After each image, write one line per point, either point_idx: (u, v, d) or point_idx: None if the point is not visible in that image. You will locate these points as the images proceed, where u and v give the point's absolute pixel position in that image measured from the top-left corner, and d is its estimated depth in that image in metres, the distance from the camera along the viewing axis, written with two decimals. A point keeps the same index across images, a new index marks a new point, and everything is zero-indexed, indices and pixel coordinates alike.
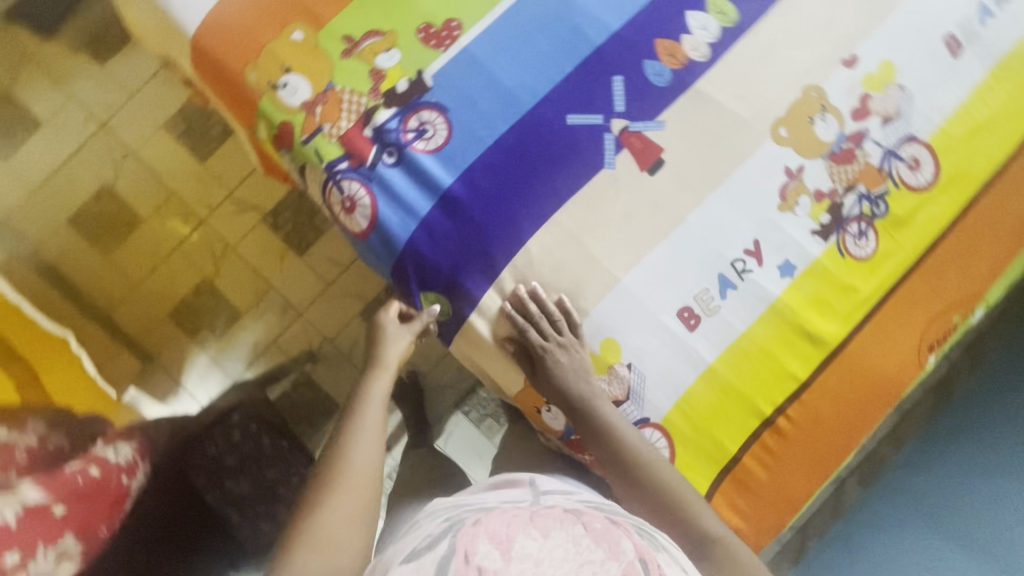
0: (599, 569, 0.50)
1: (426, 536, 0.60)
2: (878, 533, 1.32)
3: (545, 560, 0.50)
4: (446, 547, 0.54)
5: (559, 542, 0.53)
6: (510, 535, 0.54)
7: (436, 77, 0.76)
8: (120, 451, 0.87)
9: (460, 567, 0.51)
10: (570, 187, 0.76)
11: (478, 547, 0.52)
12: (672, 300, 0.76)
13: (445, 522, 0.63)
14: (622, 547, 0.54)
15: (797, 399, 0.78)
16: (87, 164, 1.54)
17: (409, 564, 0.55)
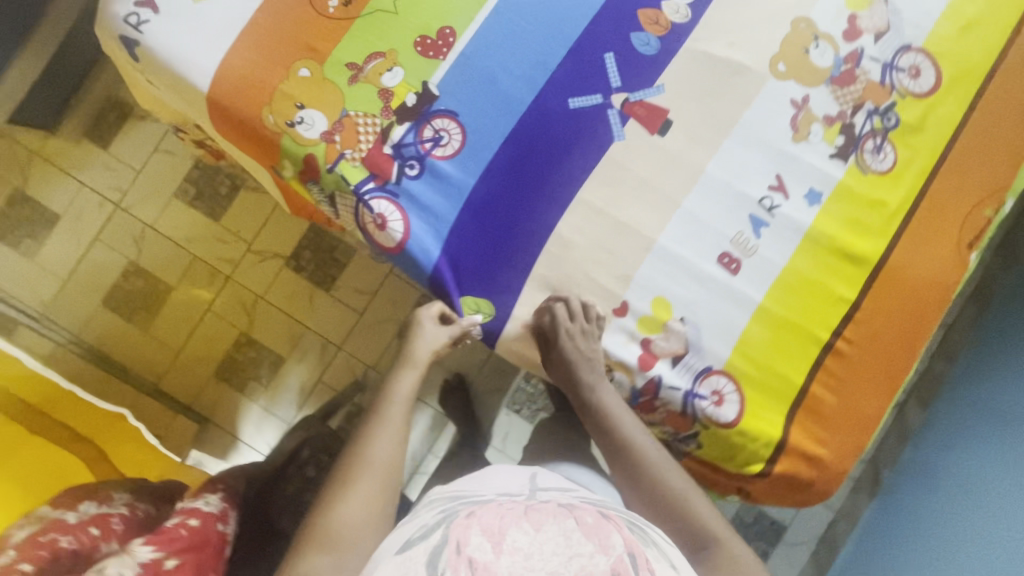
0: (588, 563, 0.50)
1: (421, 526, 0.61)
2: (947, 447, 1.40)
3: (535, 555, 0.51)
4: (439, 539, 0.55)
5: (551, 535, 0.53)
6: (502, 529, 0.53)
7: (441, 85, 0.78)
8: (210, 501, 0.94)
9: (452, 559, 0.51)
10: (584, 168, 0.78)
11: (470, 539, 0.53)
12: (710, 249, 0.78)
13: (440, 513, 0.63)
14: (612, 541, 0.54)
15: (852, 319, 0.79)
16: (110, 245, 1.60)
17: (400, 556, 0.56)
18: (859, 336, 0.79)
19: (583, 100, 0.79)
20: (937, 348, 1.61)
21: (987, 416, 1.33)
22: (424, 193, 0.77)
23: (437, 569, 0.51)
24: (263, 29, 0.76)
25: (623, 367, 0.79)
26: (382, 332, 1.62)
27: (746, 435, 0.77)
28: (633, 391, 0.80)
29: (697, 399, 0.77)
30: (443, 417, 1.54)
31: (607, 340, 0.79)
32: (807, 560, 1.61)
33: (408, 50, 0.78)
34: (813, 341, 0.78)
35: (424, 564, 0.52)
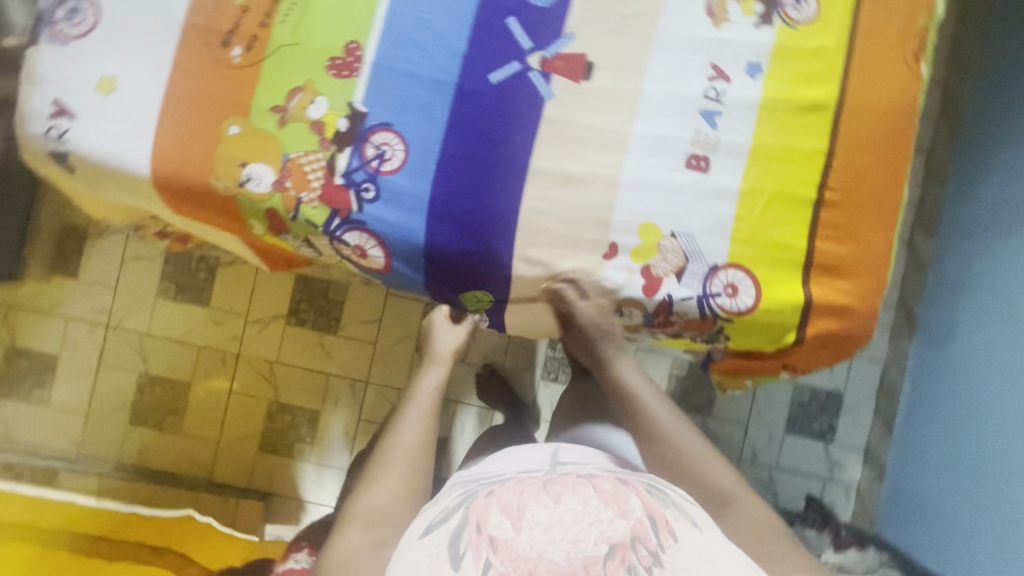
0: (609, 529, 0.61)
1: (443, 509, 0.71)
2: (970, 262, 1.43)
3: (555, 526, 0.61)
4: (461, 519, 0.66)
5: (570, 506, 0.63)
6: (521, 505, 0.64)
7: (366, 100, 0.76)
8: (300, 558, 1.02)
9: (474, 538, 0.63)
10: (529, 138, 0.77)
11: (489, 518, 0.64)
12: (676, 156, 0.78)
13: (461, 495, 0.74)
14: (630, 505, 0.63)
15: (833, 170, 0.80)
16: (116, 366, 1.61)
17: (426, 538, 0.68)
18: (844, 183, 0.80)
19: (502, 72, 0.77)
20: (925, 177, 1.64)
21: (992, 227, 1.37)
22: (387, 214, 0.75)
23: (460, 551, 0.62)
24: (176, 102, 0.75)
25: (633, 301, 0.80)
26: (401, 353, 1.63)
27: (771, 311, 0.79)
28: (646, 316, 0.81)
29: (712, 298, 0.78)
30: (487, 410, 1.59)
31: (609, 280, 0.79)
32: (872, 416, 1.65)
33: (323, 76, 0.76)
34: (803, 202, 0.79)
35: (447, 545, 0.64)
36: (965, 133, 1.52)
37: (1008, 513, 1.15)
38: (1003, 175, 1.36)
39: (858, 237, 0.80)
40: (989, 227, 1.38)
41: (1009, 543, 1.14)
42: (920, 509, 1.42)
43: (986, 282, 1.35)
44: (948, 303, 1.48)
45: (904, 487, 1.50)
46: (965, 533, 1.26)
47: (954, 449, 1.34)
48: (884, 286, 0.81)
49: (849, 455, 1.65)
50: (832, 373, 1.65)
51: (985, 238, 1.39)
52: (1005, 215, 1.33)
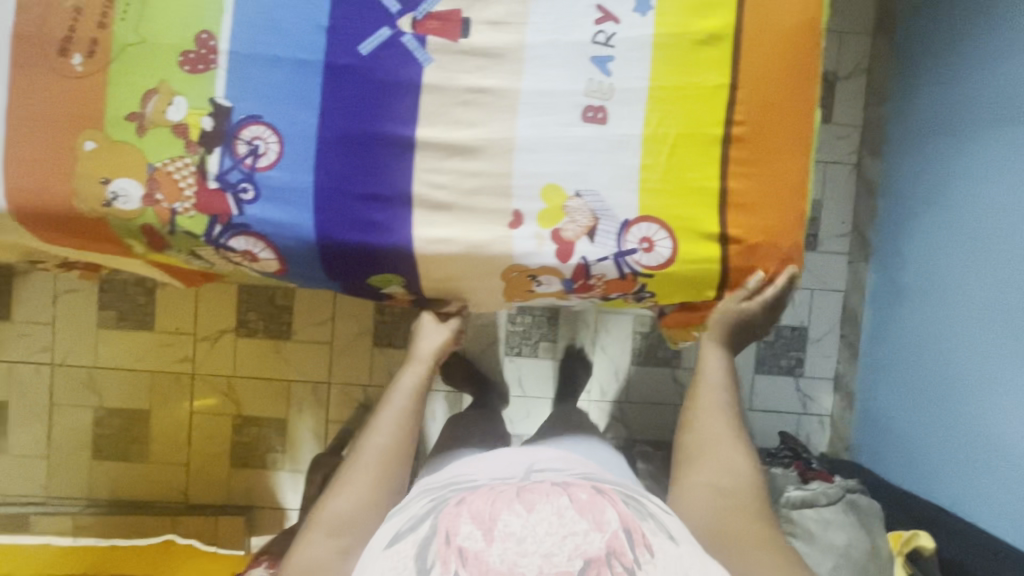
0: (583, 542, 0.57)
1: (411, 517, 0.67)
2: (919, 178, 1.41)
3: (528, 537, 0.57)
4: (432, 528, 0.61)
5: (544, 517, 0.59)
6: (495, 515, 0.60)
7: (228, 93, 0.70)
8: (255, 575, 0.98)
9: (443, 550, 0.58)
10: (411, 110, 0.72)
11: (461, 527, 0.59)
12: (570, 110, 0.74)
13: (431, 502, 0.70)
14: (606, 517, 0.60)
15: (738, 101, 0.75)
16: (68, 403, 1.56)
17: (391, 548, 0.62)
18: (750, 114, 0.76)
19: (372, 41, 0.71)
20: (867, 97, 1.59)
21: (946, 140, 1.33)
22: (269, 212, 0.71)
23: (429, 563, 0.58)
24: (22, 124, 0.69)
25: (547, 269, 0.75)
26: (360, 349, 1.59)
27: (690, 262, 0.75)
28: (565, 282, 0.77)
29: (628, 256, 0.74)
30: (455, 393, 1.57)
31: (519, 250, 0.73)
32: (839, 345, 1.63)
33: (177, 74, 0.70)
34: (711, 142, 0.75)
35: (415, 556, 0.59)
36: (904, 46, 1.48)
37: (978, 434, 1.17)
38: (948, 85, 1.33)
39: (770, 171, 0.76)
40: (937, 140, 1.36)
41: (978, 466, 1.17)
42: (892, 431, 1.44)
43: (938, 197, 1.34)
44: (902, 222, 1.46)
45: (875, 411, 1.50)
46: (935, 453, 1.28)
47: (921, 369, 1.35)
48: (804, 218, 0.78)
49: (820, 386, 1.65)
50: (795, 308, 1.64)
51: (933, 152, 1.37)
52: (953, 126, 1.31)
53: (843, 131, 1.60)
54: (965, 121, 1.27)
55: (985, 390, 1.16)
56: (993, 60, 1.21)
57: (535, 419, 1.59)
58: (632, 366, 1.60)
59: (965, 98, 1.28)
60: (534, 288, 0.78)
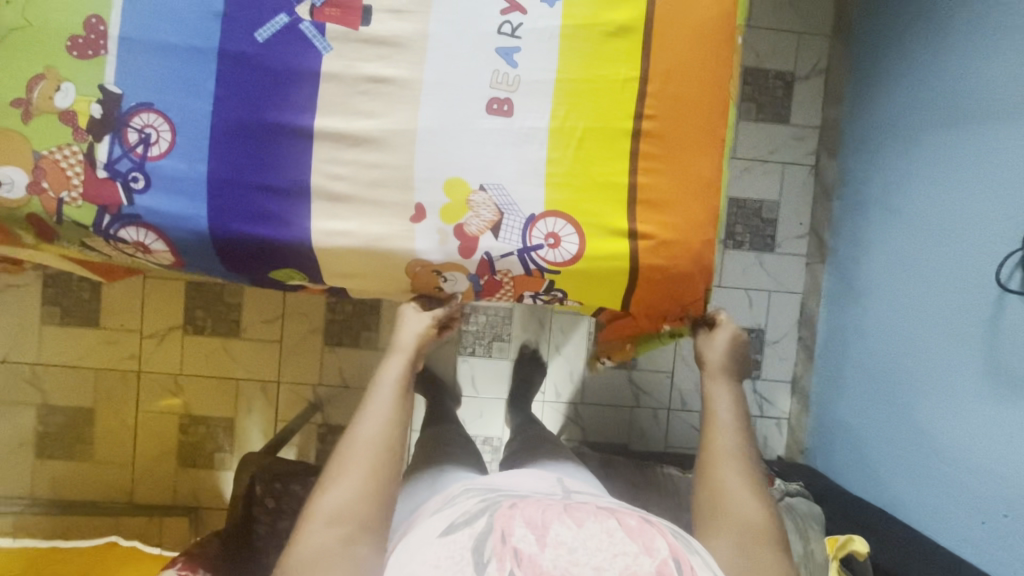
0: (634, 563, 0.54)
1: (463, 512, 0.63)
2: (876, 177, 1.39)
3: (580, 548, 0.54)
4: (486, 525, 0.58)
5: (594, 533, 0.56)
6: (545, 522, 0.58)
7: (118, 79, 0.68)
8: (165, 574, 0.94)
9: (498, 548, 0.55)
10: (309, 99, 0.70)
11: (515, 530, 0.57)
12: (475, 103, 0.72)
13: (481, 502, 0.66)
14: (657, 545, 0.56)
15: (649, 94, 0.74)
16: (10, 400, 1.52)
17: (445, 538, 0.58)
18: (661, 108, 0.74)
19: (270, 28, 0.70)
20: (825, 99, 1.57)
21: (898, 142, 1.32)
22: (160, 202, 0.68)
23: (484, 558, 0.54)
24: None
25: (452, 265, 0.74)
26: (309, 347, 1.56)
27: (598, 258, 0.74)
28: (472, 278, 0.76)
29: (534, 252, 0.73)
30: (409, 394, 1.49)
31: (422, 245, 0.72)
32: (795, 347, 1.60)
33: (64, 58, 0.68)
34: (620, 136, 0.74)
35: (470, 550, 0.56)
36: (858, 47, 1.47)
37: (922, 437, 1.17)
38: (906, 84, 1.31)
39: (682, 167, 0.75)
40: (893, 140, 1.34)
41: (920, 469, 1.18)
42: (840, 433, 1.43)
43: (896, 197, 1.31)
44: (858, 223, 1.44)
45: (827, 414, 1.48)
46: (880, 457, 1.28)
47: (869, 372, 1.34)
48: (717, 215, 0.76)
49: (777, 390, 1.61)
50: (751, 308, 1.59)
51: (890, 152, 1.35)
52: (910, 125, 1.29)
53: (801, 132, 1.57)
54: (924, 120, 1.24)
55: (931, 393, 1.17)
56: (948, 61, 1.20)
57: (488, 420, 1.54)
58: (587, 367, 1.56)
59: (916, 101, 1.27)
60: (441, 285, 0.77)
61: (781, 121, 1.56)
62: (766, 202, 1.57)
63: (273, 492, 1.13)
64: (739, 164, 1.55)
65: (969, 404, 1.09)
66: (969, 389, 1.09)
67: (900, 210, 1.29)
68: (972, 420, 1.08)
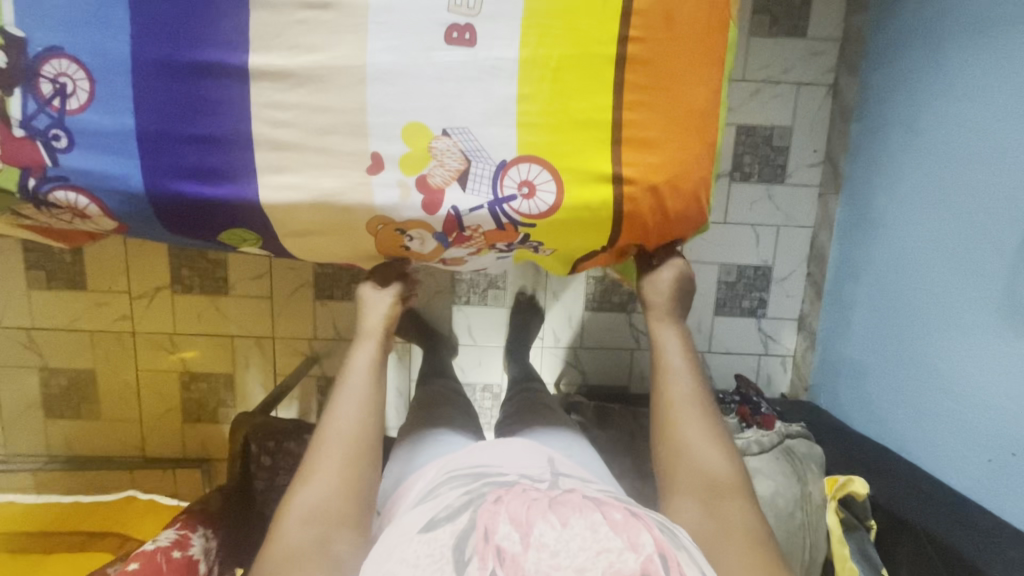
0: (617, 560, 0.52)
1: (446, 506, 0.62)
2: (899, 96, 1.25)
3: (562, 550, 0.52)
4: (469, 523, 0.57)
5: (578, 531, 0.54)
6: (530, 519, 0.56)
7: (19, 21, 0.59)
8: (164, 535, 0.95)
9: (480, 547, 0.54)
10: (241, 34, 0.61)
11: (498, 527, 0.55)
12: (431, 33, 0.63)
13: (465, 494, 0.64)
14: (642, 539, 0.54)
15: (636, 11, 0.64)
16: (12, 363, 1.53)
17: (427, 535, 0.58)
18: (649, 28, 0.65)
19: None
20: (848, 6, 1.40)
21: (926, 54, 1.18)
22: (88, 161, 0.62)
23: (465, 557, 0.53)
24: None
25: (416, 222, 0.68)
26: (300, 302, 1.53)
27: (579, 209, 0.67)
28: (440, 238, 0.69)
29: (506, 204, 0.66)
30: (405, 344, 1.49)
31: (380, 202, 0.65)
32: (804, 284, 1.53)
33: None
34: (603, 63, 0.65)
35: (451, 548, 0.55)
36: None
37: (931, 375, 1.13)
38: None
39: (670, 99, 0.66)
40: (922, 52, 1.19)
41: (927, 409, 1.14)
42: (844, 370, 1.40)
43: (920, 119, 1.19)
44: (876, 150, 1.32)
45: (833, 351, 1.44)
46: (886, 396, 1.25)
47: (877, 307, 1.29)
48: (709, 153, 0.69)
49: (784, 327, 1.55)
50: (759, 244, 1.49)
51: (917, 67, 1.20)
52: (942, 34, 1.14)
53: (819, 47, 1.41)
54: (959, 25, 1.09)
55: (941, 330, 1.11)
56: None
57: (486, 368, 1.53)
58: (586, 312, 1.51)
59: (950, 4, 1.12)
60: (407, 245, 0.71)
61: (797, 35, 1.40)
62: (777, 128, 1.44)
63: (267, 450, 1.16)
64: (748, 86, 1.41)
65: (981, 342, 1.03)
66: (984, 326, 1.03)
67: (925, 132, 1.17)
68: (984, 359, 1.02)
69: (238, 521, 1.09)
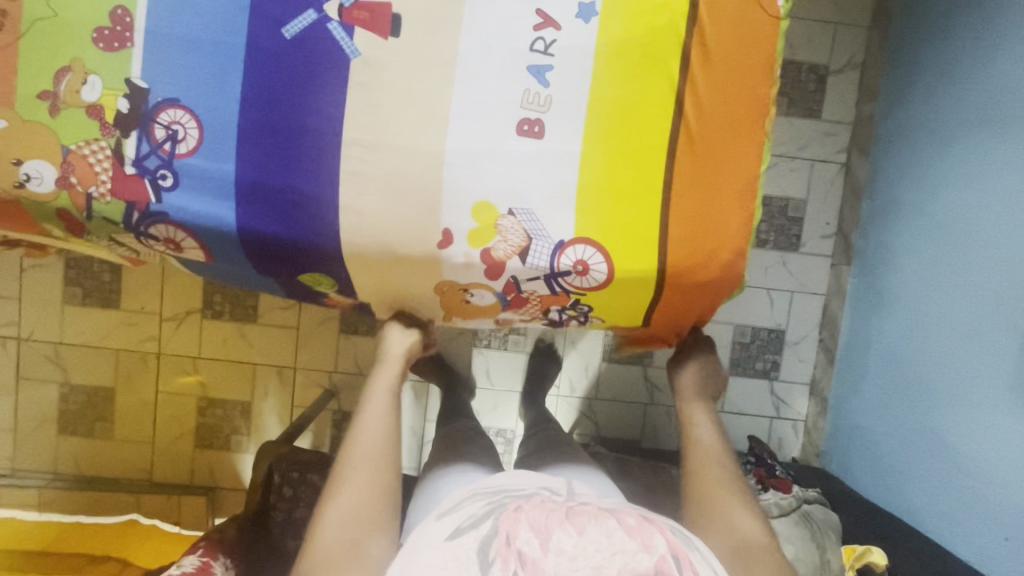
0: (632, 561, 0.55)
1: (469, 514, 0.65)
2: (909, 176, 1.34)
3: (580, 554, 0.56)
4: (491, 530, 0.60)
5: (594, 535, 0.57)
6: (549, 527, 0.59)
7: (145, 75, 0.66)
8: (186, 561, 0.95)
9: (503, 550, 0.57)
10: (337, 103, 0.68)
11: (519, 533, 0.58)
12: (505, 120, 0.70)
13: (487, 504, 0.67)
14: (655, 541, 0.58)
15: (686, 107, 0.72)
16: (35, 377, 1.55)
17: (450, 542, 0.60)
18: (697, 120, 0.72)
19: (297, 25, 0.67)
20: (859, 93, 1.51)
21: (934, 141, 1.28)
22: (188, 201, 0.68)
23: (489, 559, 0.57)
24: None
25: (477, 283, 0.75)
26: (325, 335, 1.57)
27: (626, 277, 0.73)
28: (498, 295, 0.76)
29: (561, 278, 0.73)
30: (424, 383, 1.52)
31: (450, 268, 0.73)
32: (815, 349, 1.57)
33: (90, 51, 0.66)
34: (656, 151, 0.72)
35: (475, 552, 0.58)
36: (899, 41, 1.42)
37: (942, 446, 1.16)
38: (949, 78, 1.25)
39: (709, 188, 0.74)
40: (931, 138, 1.29)
41: (938, 479, 1.17)
42: (856, 437, 1.43)
43: (929, 199, 1.27)
44: (886, 226, 1.40)
45: (845, 419, 1.47)
46: (898, 463, 1.28)
47: (889, 378, 1.33)
48: (740, 239, 0.75)
49: (795, 391, 1.58)
50: (772, 309, 1.55)
51: (927, 151, 1.30)
52: (951, 124, 1.24)
53: (833, 129, 1.52)
54: (966, 118, 1.19)
55: (953, 404, 1.15)
56: (989, 57, 1.15)
57: (502, 412, 1.55)
58: (603, 363, 1.55)
59: (957, 99, 1.23)
60: (468, 300, 0.78)
61: (813, 116, 1.51)
62: (793, 200, 1.52)
63: (290, 481, 1.16)
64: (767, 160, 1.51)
65: (994, 421, 1.06)
66: (992, 402, 1.07)
67: (934, 212, 1.26)
68: (993, 433, 1.06)
69: (252, 554, 1.09)
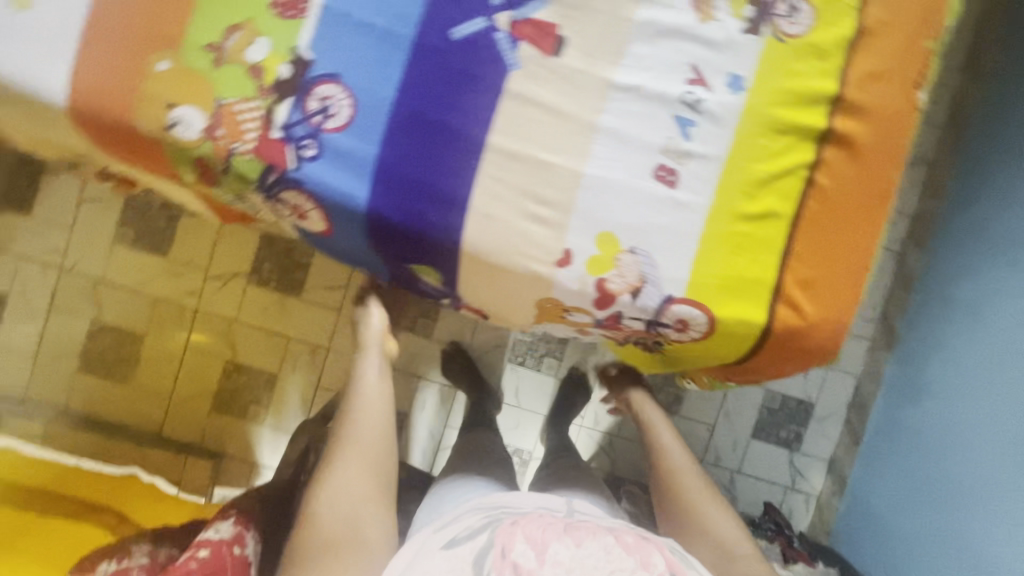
0: None
1: (466, 527, 0.72)
2: (962, 275, 1.36)
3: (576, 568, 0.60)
4: (488, 541, 0.66)
5: (592, 552, 0.62)
6: (545, 540, 0.64)
7: (313, 46, 0.68)
8: (222, 528, 0.95)
9: (498, 562, 0.62)
10: (490, 108, 0.70)
11: (515, 545, 0.64)
12: (640, 167, 0.71)
13: (484, 517, 0.75)
14: (653, 559, 0.63)
15: (819, 176, 0.74)
16: (67, 311, 1.54)
17: (448, 552, 0.67)
18: (830, 189, 0.74)
19: (467, 28, 0.69)
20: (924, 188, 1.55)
21: (992, 246, 1.30)
22: (327, 175, 0.69)
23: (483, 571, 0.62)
24: (96, 24, 0.67)
25: (581, 307, 0.76)
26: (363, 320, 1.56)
27: (729, 327, 0.74)
28: (595, 321, 0.77)
29: (661, 327, 0.75)
30: (452, 388, 1.52)
31: (561, 288, 0.73)
32: (841, 429, 1.58)
33: (264, 14, 0.68)
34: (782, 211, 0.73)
35: (470, 563, 0.64)
36: (970, 142, 1.45)
37: (962, 547, 1.16)
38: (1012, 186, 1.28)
39: (825, 259, 0.75)
40: (988, 242, 1.31)
41: None
42: (870, 523, 1.42)
43: (979, 301, 1.29)
44: (932, 320, 1.42)
45: (861, 503, 1.46)
46: (914, 557, 1.27)
47: (911, 468, 1.34)
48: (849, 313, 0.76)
49: (814, 466, 1.59)
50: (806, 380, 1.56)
51: (980, 253, 1.32)
52: (1012, 231, 1.25)
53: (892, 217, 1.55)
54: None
55: (978, 507, 1.15)
56: None
57: (522, 433, 1.54)
58: None
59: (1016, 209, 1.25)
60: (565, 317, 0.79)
61: None
62: None
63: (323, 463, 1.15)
64: None
65: (1014, 529, 1.07)
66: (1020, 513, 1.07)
67: (983, 314, 1.27)
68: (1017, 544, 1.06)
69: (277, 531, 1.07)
